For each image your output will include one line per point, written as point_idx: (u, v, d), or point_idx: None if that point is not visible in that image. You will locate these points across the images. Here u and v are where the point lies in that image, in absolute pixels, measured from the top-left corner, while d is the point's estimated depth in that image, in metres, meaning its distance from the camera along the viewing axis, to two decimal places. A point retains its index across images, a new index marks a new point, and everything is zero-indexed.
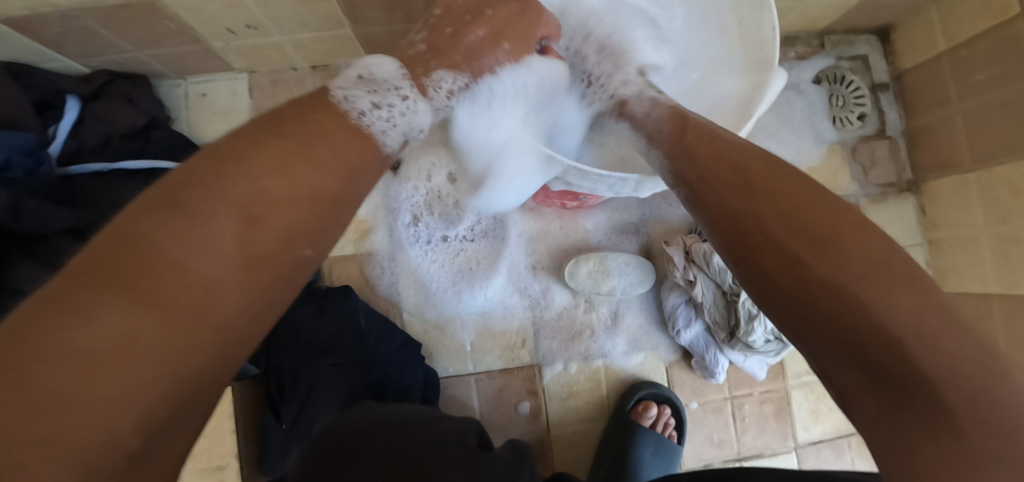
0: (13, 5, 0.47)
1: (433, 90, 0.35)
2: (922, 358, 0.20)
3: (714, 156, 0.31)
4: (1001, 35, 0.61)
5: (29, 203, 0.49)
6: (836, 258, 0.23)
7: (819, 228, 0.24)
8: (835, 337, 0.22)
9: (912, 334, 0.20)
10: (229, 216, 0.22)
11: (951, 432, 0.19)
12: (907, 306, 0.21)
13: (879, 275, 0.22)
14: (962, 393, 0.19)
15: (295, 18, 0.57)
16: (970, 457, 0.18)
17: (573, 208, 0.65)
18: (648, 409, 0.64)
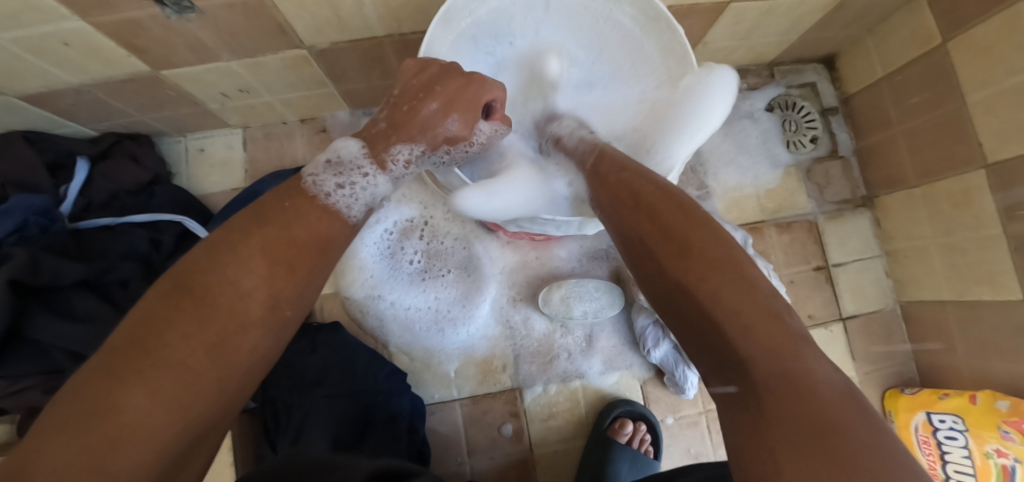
0: (31, 84, 0.54)
1: (392, 164, 0.40)
2: (737, 341, 0.25)
3: (619, 185, 0.37)
4: (927, 63, 0.68)
5: (48, 258, 0.53)
6: (687, 266, 0.28)
7: (686, 240, 0.30)
8: (696, 329, 0.27)
9: (735, 324, 0.25)
10: (228, 298, 0.28)
11: (763, 405, 0.22)
12: (737, 301, 0.26)
13: (715, 279, 0.27)
14: (777, 372, 0.23)
15: (282, 80, 0.64)
16: (773, 421, 0.21)
17: (545, 240, 0.70)
18: (624, 426, 0.67)
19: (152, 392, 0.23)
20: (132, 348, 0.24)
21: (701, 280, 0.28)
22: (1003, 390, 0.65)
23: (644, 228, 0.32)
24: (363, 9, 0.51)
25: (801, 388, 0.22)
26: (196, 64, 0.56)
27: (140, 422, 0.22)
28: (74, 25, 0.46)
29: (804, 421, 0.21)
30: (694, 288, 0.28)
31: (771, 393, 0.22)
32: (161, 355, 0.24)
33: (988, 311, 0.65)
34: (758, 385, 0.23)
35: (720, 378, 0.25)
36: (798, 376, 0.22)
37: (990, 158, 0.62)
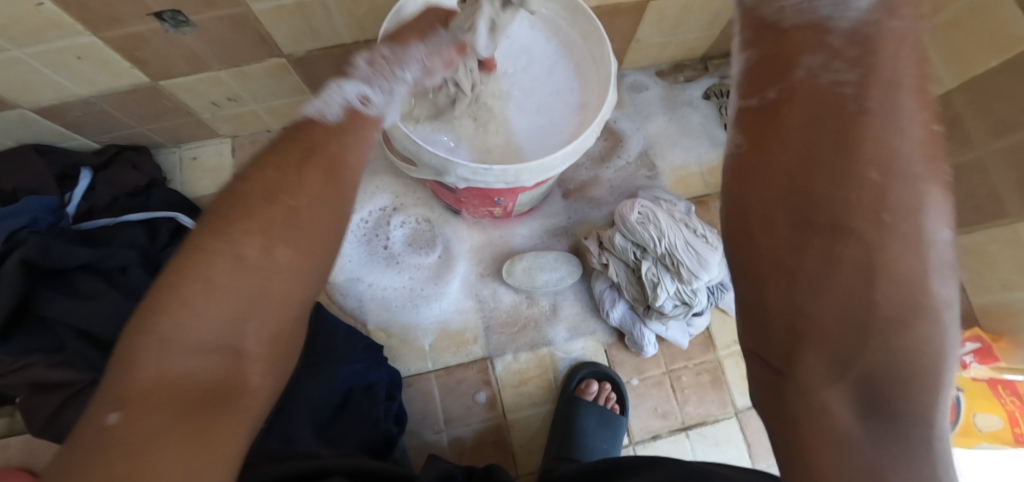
0: (47, 97, 0.63)
1: (360, 76, 0.46)
2: (898, 385, 0.23)
3: (803, 95, 0.26)
4: None
5: (56, 244, 0.61)
6: (862, 266, 0.24)
7: (848, 224, 0.24)
8: (820, 341, 0.25)
9: (883, 354, 0.23)
10: (241, 244, 0.31)
11: (878, 439, 0.24)
12: (912, 326, 0.23)
13: (879, 296, 0.23)
14: (897, 418, 0.24)
15: (266, 88, 0.73)
16: (874, 451, 0.24)
17: (506, 218, 0.76)
18: (588, 386, 0.71)
19: (195, 310, 0.28)
20: (178, 273, 0.29)
21: (857, 288, 0.24)
22: None
23: (858, 190, 0.24)
24: (332, 19, 0.61)
25: (897, 430, 0.24)
26: (190, 74, 0.66)
27: (188, 332, 0.28)
28: (87, 40, 0.55)
29: (885, 456, 0.24)
30: (825, 290, 0.24)
31: (898, 430, 0.24)
32: (196, 281, 0.29)
33: None
34: (889, 427, 0.24)
35: (835, 400, 0.25)
36: (905, 427, 0.24)
37: None
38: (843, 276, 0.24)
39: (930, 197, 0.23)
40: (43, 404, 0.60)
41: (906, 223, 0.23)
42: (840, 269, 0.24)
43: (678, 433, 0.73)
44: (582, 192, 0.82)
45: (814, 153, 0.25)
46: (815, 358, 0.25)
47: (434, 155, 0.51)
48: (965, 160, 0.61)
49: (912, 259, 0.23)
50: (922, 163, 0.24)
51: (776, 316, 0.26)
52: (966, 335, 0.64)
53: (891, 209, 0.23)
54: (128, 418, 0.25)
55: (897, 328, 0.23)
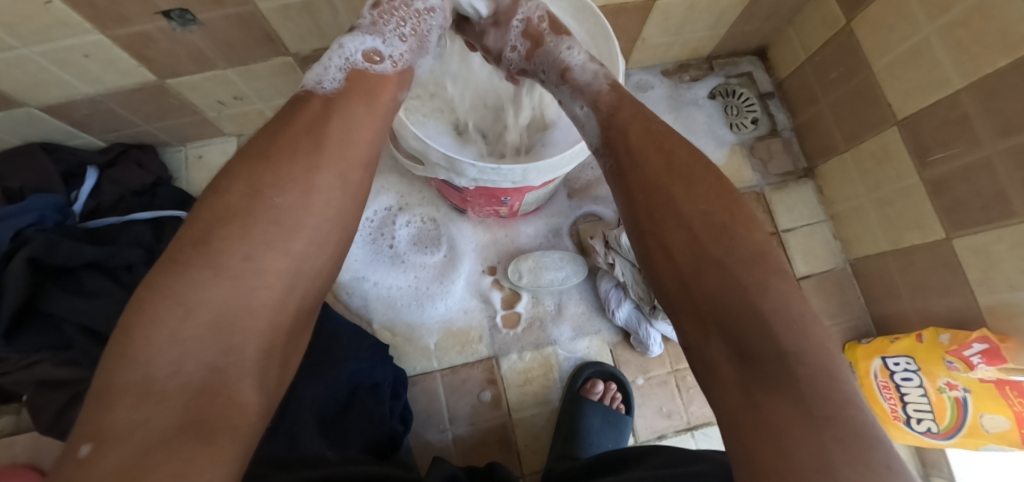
0: (53, 95, 0.63)
1: (365, 27, 0.46)
2: (755, 330, 0.33)
3: (635, 141, 0.43)
4: (838, 43, 0.77)
5: (63, 242, 0.62)
6: (705, 248, 0.36)
7: (689, 219, 0.38)
8: (698, 310, 0.35)
9: (739, 302, 0.34)
10: (217, 257, 0.33)
11: (774, 381, 0.31)
12: (749, 284, 0.34)
13: (728, 261, 0.35)
14: (778, 358, 0.31)
15: (272, 87, 0.74)
16: (774, 389, 0.30)
17: (512, 217, 0.76)
18: (594, 385, 0.71)
19: (166, 331, 0.30)
20: (150, 297, 0.30)
21: (713, 263, 0.36)
22: (945, 325, 0.69)
23: (665, 209, 0.39)
24: (339, 19, 0.62)
25: (781, 368, 0.31)
26: (196, 73, 0.66)
27: (161, 359, 0.29)
28: (94, 38, 0.55)
29: (776, 390, 0.30)
30: (695, 270, 0.36)
31: (777, 366, 0.31)
32: (170, 304, 0.30)
33: (919, 254, 0.71)
34: (769, 367, 0.31)
35: (721, 354, 0.34)
36: (780, 358, 0.31)
37: (899, 116, 0.70)
38: (676, 264, 0.37)
39: (706, 202, 0.39)
40: (54, 399, 0.61)
41: (706, 214, 0.38)
42: (674, 257, 0.38)
43: (684, 433, 0.72)
44: (587, 191, 0.82)
45: (675, 177, 0.40)
46: (687, 322, 0.36)
47: (443, 155, 0.51)
48: (973, 159, 0.61)
49: (703, 224, 0.38)
50: (690, 186, 0.40)
51: (666, 309, 0.38)
52: (973, 337, 0.64)
53: (681, 210, 0.39)
54: (96, 449, 0.25)
55: (713, 280, 0.35)
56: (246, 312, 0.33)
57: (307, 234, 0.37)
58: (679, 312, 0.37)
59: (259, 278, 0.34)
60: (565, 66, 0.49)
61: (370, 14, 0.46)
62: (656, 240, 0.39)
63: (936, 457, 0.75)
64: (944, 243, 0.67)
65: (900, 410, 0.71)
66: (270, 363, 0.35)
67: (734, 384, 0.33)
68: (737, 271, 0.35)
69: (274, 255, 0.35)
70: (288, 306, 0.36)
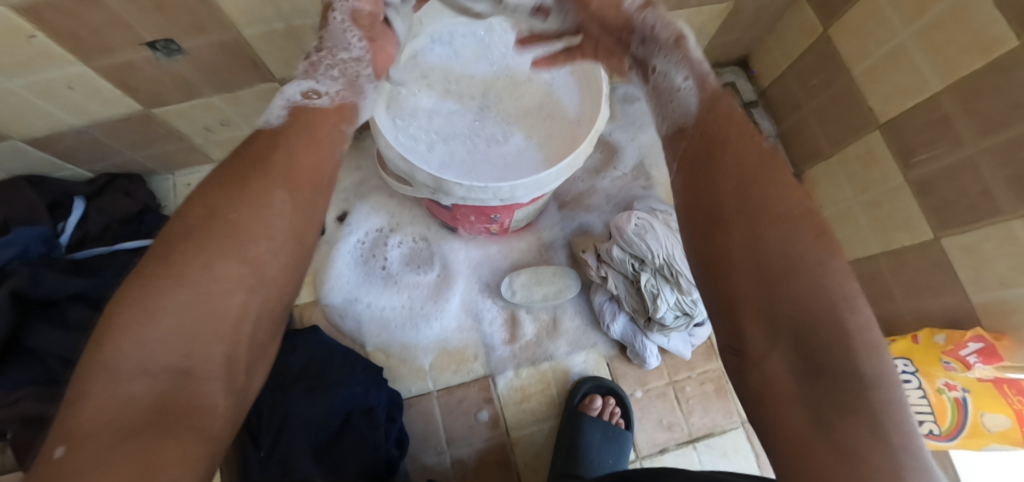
0: (37, 127, 0.63)
1: (301, 76, 0.47)
2: (839, 345, 0.29)
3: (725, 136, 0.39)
4: (816, 49, 0.79)
5: (48, 273, 0.61)
6: (801, 249, 0.32)
7: (775, 217, 0.33)
8: (769, 317, 0.31)
9: (828, 313, 0.29)
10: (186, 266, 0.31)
11: (840, 402, 0.28)
12: (849, 297, 0.30)
13: (827, 268, 0.31)
14: (859, 379, 0.28)
15: (260, 111, 0.74)
16: (843, 413, 0.27)
17: (503, 233, 0.76)
18: (592, 401, 0.70)
19: (154, 326, 0.29)
20: (121, 301, 0.29)
21: (807, 268, 0.31)
22: (939, 325, 0.69)
23: (762, 196, 0.34)
24: (323, 41, 0.63)
25: (854, 388, 0.28)
26: (182, 100, 0.67)
27: (128, 360, 0.27)
28: (77, 69, 0.56)
29: (846, 413, 0.27)
30: (771, 273, 0.32)
31: (851, 386, 0.28)
32: (133, 305, 0.28)
33: (909, 255, 0.72)
34: (839, 386, 0.28)
35: (780, 368, 0.31)
36: (859, 380, 0.28)
37: (880, 119, 0.71)
38: (762, 258, 0.32)
39: (796, 199, 0.34)
40: (35, 438, 0.59)
41: (797, 213, 0.33)
42: (760, 254, 0.33)
43: (685, 445, 0.71)
44: (579, 203, 0.82)
45: (759, 169, 0.36)
46: (752, 326, 0.32)
47: (430, 175, 0.51)
48: (956, 159, 0.62)
49: (795, 223, 0.33)
50: (795, 177, 0.36)
51: (723, 307, 0.34)
52: (968, 336, 0.64)
53: (767, 202, 0.34)
54: (69, 452, 0.23)
55: (808, 285, 0.30)
56: (210, 316, 0.31)
57: (283, 246, 0.36)
58: (744, 313, 0.33)
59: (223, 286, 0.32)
60: (677, 31, 0.47)
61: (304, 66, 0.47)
62: (740, 230, 0.34)
63: (941, 457, 0.74)
64: (933, 243, 0.67)
65: None
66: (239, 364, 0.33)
67: (793, 402, 0.29)
68: (832, 283, 0.30)
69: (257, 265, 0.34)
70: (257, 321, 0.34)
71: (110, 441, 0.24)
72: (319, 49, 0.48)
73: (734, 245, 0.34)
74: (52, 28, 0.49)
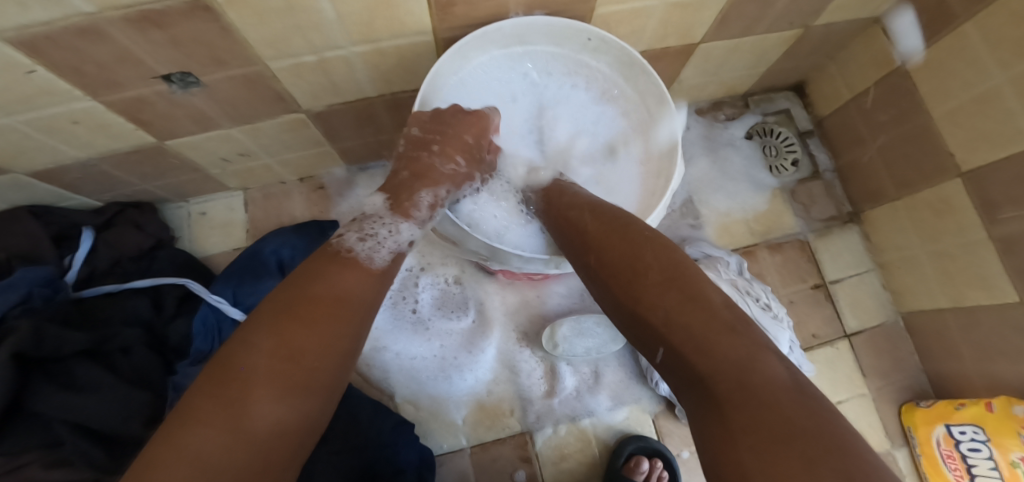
0: (40, 161, 0.57)
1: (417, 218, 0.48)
2: (717, 356, 0.28)
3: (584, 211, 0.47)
4: (890, 83, 0.72)
5: (51, 328, 0.56)
6: (653, 281, 0.35)
7: (631, 266, 0.38)
8: (663, 350, 0.32)
9: (693, 327, 0.30)
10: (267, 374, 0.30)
11: (747, 407, 0.25)
12: (711, 312, 0.31)
13: (692, 294, 0.33)
14: (744, 379, 0.27)
15: (282, 142, 0.68)
16: (753, 417, 0.25)
17: (544, 278, 0.70)
18: (639, 464, 0.64)
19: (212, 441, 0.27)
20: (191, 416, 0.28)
21: (666, 298, 0.34)
22: (1017, 393, 0.64)
23: (613, 251, 0.40)
24: (356, 73, 0.56)
25: (750, 389, 0.26)
26: (198, 133, 0.60)
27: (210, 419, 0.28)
28: (84, 105, 0.50)
29: (756, 416, 0.25)
30: (652, 311, 0.34)
31: (742, 387, 0.26)
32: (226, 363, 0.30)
33: (985, 315, 0.66)
34: (739, 392, 0.26)
35: (692, 395, 0.29)
36: (752, 381, 0.26)
37: (963, 167, 0.65)
38: (633, 302, 0.36)
39: (648, 244, 0.39)
40: None
41: (652, 252, 0.38)
42: (639, 295, 0.35)
43: None
44: None
45: (611, 229, 0.42)
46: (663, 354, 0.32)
47: (484, 243, 0.45)
48: None
49: (645, 266, 0.37)
50: (627, 227, 0.42)
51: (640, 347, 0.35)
52: None
53: (627, 253, 0.39)
54: None
55: (670, 310, 0.33)
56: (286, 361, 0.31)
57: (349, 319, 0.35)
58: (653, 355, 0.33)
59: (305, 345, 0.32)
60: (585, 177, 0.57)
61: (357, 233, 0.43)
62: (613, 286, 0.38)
63: None
64: (1017, 307, 0.62)
65: None
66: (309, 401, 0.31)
67: (706, 422, 0.27)
68: (681, 304, 0.32)
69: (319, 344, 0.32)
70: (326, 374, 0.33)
71: None
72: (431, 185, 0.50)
73: (619, 302, 0.38)
74: (54, 64, 0.43)
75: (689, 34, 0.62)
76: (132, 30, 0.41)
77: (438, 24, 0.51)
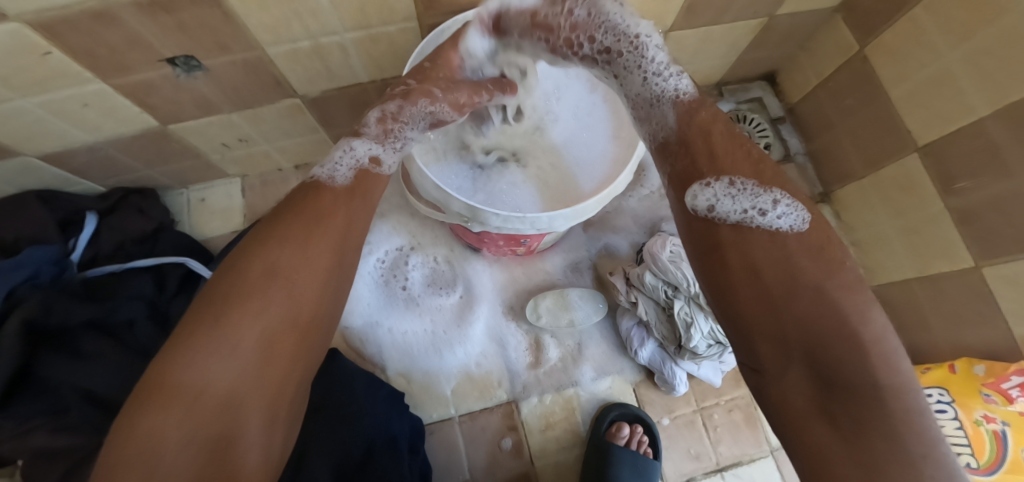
0: (51, 144, 0.61)
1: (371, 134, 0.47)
2: (852, 364, 0.31)
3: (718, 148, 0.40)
4: (851, 68, 0.76)
5: (59, 301, 0.59)
6: (799, 267, 0.34)
7: (770, 244, 0.35)
8: (779, 340, 0.33)
9: (831, 328, 0.32)
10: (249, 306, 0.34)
11: (861, 413, 0.30)
12: (847, 313, 0.32)
13: (830, 287, 0.33)
14: (870, 387, 0.30)
15: (280, 128, 0.72)
16: (866, 424, 0.30)
17: (528, 255, 0.74)
18: (620, 429, 0.68)
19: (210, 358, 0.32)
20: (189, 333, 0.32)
21: (813, 289, 0.33)
22: (978, 355, 0.67)
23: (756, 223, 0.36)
24: (349, 59, 0.61)
25: (869, 396, 0.30)
26: (200, 117, 0.64)
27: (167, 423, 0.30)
28: (94, 88, 0.54)
29: (863, 421, 0.30)
30: (782, 299, 0.33)
31: (864, 395, 0.30)
32: (180, 367, 0.31)
33: (947, 283, 0.70)
34: (859, 399, 0.30)
35: (798, 386, 0.33)
36: (875, 389, 0.30)
37: (919, 143, 0.69)
38: (764, 284, 0.34)
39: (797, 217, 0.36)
40: (47, 472, 0.57)
41: (791, 230, 0.35)
42: (762, 278, 0.34)
43: (713, 475, 0.70)
44: (605, 224, 0.79)
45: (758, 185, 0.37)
46: (764, 344, 0.34)
47: (465, 205, 0.49)
48: (1003, 189, 0.59)
49: (794, 246, 0.35)
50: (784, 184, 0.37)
51: (729, 328, 0.37)
52: (1012, 369, 0.62)
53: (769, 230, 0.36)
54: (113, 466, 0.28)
55: (808, 305, 0.33)
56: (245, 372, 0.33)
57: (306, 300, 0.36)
58: (756, 335, 0.34)
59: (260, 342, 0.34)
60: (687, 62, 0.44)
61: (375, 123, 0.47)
62: (737, 258, 0.36)
63: None
64: (973, 273, 0.65)
65: None
66: (276, 418, 0.35)
67: (816, 417, 0.31)
68: (832, 301, 0.32)
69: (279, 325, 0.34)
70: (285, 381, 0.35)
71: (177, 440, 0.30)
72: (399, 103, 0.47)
73: (728, 272, 0.36)
74: (69, 46, 0.47)
75: (659, 23, 0.67)
76: (141, 15, 0.45)
77: (424, 9, 0.55)
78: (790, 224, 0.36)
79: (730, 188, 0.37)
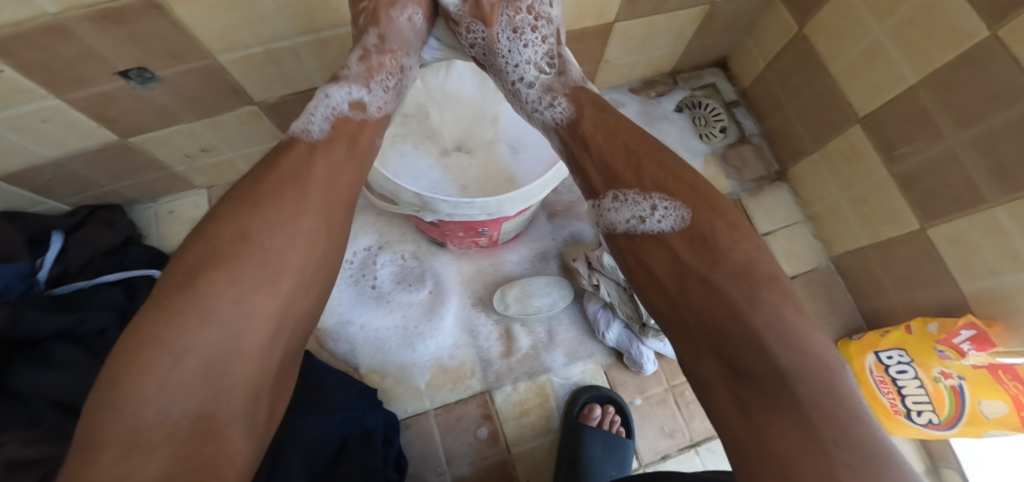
0: (13, 163, 0.61)
1: (351, 79, 0.48)
2: (751, 351, 0.33)
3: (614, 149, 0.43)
4: (793, 48, 0.79)
5: (29, 312, 0.60)
6: (689, 262, 0.37)
7: (669, 242, 0.39)
8: (686, 334, 0.36)
9: (727, 315, 0.34)
10: (209, 300, 0.32)
11: (769, 397, 0.31)
12: (739, 303, 0.34)
13: (722, 276, 0.36)
14: (772, 372, 0.32)
15: (241, 136, 0.73)
16: (774, 406, 0.31)
17: (492, 246, 0.76)
18: (592, 411, 0.69)
19: (179, 371, 0.30)
20: (141, 339, 0.30)
21: (703, 280, 0.36)
22: (932, 315, 0.69)
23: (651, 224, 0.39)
24: (302, 63, 0.62)
25: (775, 379, 0.32)
26: (161, 128, 0.66)
27: (150, 407, 0.29)
28: (52, 103, 0.55)
29: (771, 405, 0.31)
30: (685, 292, 0.37)
31: (768, 377, 0.32)
32: (160, 350, 0.30)
33: (898, 247, 0.72)
34: (764, 383, 0.32)
35: (717, 374, 0.34)
36: (779, 370, 0.32)
37: (860, 114, 0.72)
38: (660, 282, 0.39)
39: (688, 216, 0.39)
40: None
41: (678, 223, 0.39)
42: (656, 274, 0.39)
43: (688, 450, 0.71)
44: (569, 213, 0.82)
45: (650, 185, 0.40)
46: (677, 338, 0.37)
47: (415, 194, 0.50)
48: (938, 151, 0.62)
49: (682, 241, 0.38)
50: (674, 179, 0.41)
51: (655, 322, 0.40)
52: (960, 323, 0.64)
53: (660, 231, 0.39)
54: None
55: (702, 298, 0.36)
56: (231, 354, 0.32)
57: (292, 277, 0.37)
58: (668, 329, 0.38)
59: (248, 321, 0.33)
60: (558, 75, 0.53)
61: (358, 66, 0.48)
62: (638, 264, 0.41)
63: (942, 449, 0.75)
64: (920, 235, 0.68)
65: (900, 404, 0.71)
66: (259, 401, 0.34)
67: (729, 402, 0.33)
68: (726, 287, 0.35)
69: (263, 299, 0.35)
70: (270, 361, 0.35)
71: (153, 459, 0.28)
72: (382, 51, 0.49)
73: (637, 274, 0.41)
74: (23, 63, 0.48)
75: (604, 14, 0.69)
76: (92, 27, 0.47)
77: None
78: (671, 225, 0.39)
79: (615, 201, 0.41)
